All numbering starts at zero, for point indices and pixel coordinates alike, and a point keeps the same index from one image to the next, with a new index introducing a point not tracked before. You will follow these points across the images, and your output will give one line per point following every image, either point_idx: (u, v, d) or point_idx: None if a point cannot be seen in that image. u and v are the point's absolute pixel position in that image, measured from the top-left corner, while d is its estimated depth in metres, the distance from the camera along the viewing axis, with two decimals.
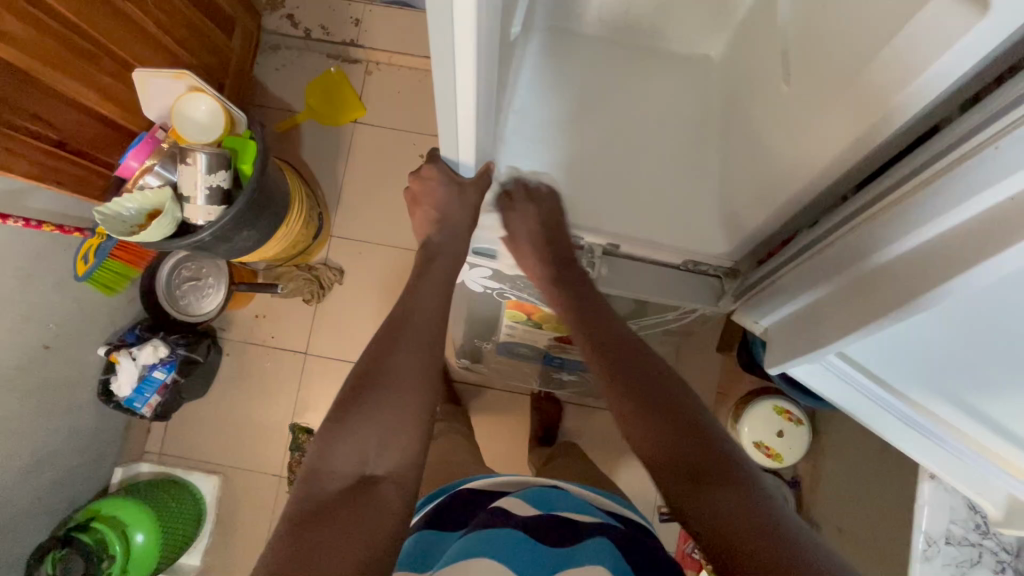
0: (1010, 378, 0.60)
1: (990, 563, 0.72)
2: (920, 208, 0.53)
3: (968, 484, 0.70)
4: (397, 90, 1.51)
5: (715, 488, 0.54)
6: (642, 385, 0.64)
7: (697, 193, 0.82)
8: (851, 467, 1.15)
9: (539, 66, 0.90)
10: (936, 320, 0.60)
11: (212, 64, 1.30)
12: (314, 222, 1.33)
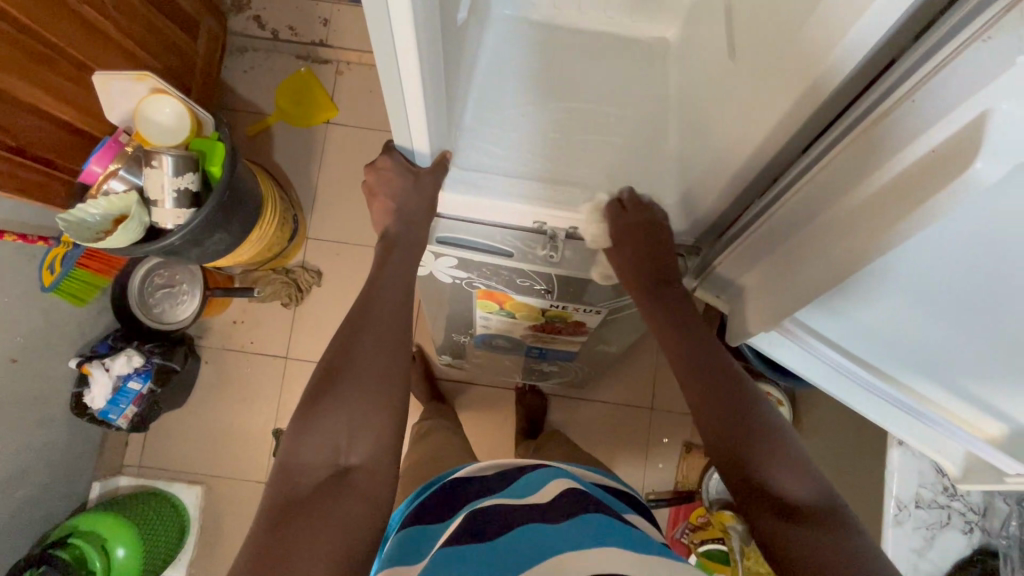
0: (976, 346, 0.60)
1: (959, 523, 0.73)
2: (852, 170, 0.52)
3: (930, 446, 0.70)
4: (368, 89, 1.50)
5: (786, 496, 0.59)
6: (731, 406, 0.66)
7: (658, 168, 0.82)
8: (826, 443, 1.19)
9: (502, 56, 0.90)
10: (901, 284, 0.58)
11: (177, 67, 1.28)
12: (289, 224, 1.32)
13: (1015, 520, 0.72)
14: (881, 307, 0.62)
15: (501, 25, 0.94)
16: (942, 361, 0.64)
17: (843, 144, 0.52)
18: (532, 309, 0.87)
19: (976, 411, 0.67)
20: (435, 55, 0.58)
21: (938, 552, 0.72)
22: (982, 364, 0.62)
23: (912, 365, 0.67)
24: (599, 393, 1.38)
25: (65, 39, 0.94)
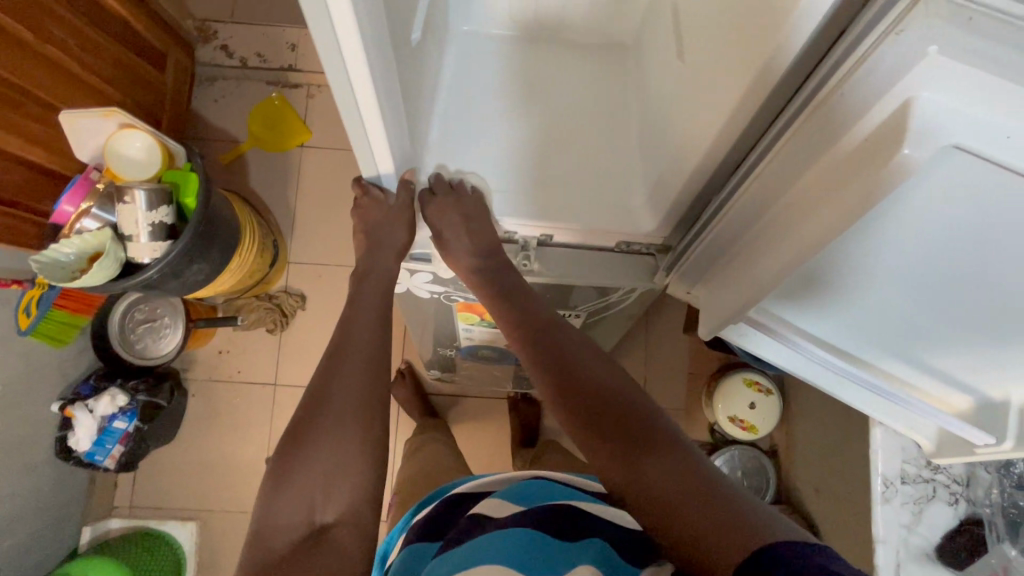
0: (936, 325, 0.62)
1: (944, 495, 0.74)
2: (795, 164, 0.54)
3: (901, 421, 0.73)
4: (341, 110, 1.51)
5: (646, 463, 0.54)
6: (564, 364, 0.64)
7: (622, 174, 0.85)
8: (817, 428, 1.20)
9: (468, 73, 0.93)
10: (864, 272, 0.60)
11: (146, 100, 1.28)
12: (269, 249, 1.31)
13: (997, 488, 0.72)
14: (835, 291, 0.65)
15: (464, 41, 0.96)
16: (906, 339, 0.67)
17: (787, 135, 0.54)
18: None
19: (947, 386, 0.69)
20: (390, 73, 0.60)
21: (927, 525, 0.74)
22: (944, 340, 0.64)
23: (878, 344, 0.70)
24: None
25: (30, 80, 0.94)
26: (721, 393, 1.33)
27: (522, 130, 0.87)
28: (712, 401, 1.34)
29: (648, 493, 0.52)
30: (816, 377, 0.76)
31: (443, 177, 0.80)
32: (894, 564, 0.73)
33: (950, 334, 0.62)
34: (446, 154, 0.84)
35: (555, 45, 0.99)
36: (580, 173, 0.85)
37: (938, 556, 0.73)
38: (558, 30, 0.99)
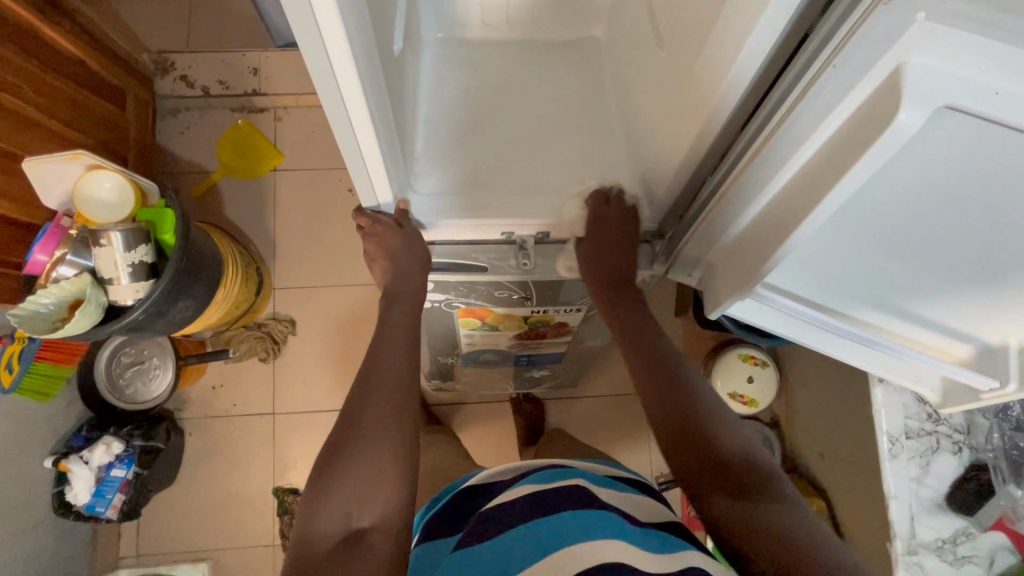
0: (934, 272, 0.63)
1: (948, 445, 0.76)
2: (784, 142, 0.55)
3: (908, 377, 0.73)
4: (311, 130, 1.50)
5: (760, 503, 0.57)
6: (676, 394, 0.67)
7: (606, 166, 0.87)
8: (815, 393, 1.23)
9: (440, 85, 0.94)
10: (858, 226, 0.62)
11: (109, 137, 1.25)
12: (253, 277, 1.29)
13: (997, 432, 0.75)
14: (838, 253, 0.66)
15: (432, 54, 0.98)
16: (905, 293, 0.68)
17: (777, 120, 0.56)
18: (514, 318, 0.88)
19: (947, 338, 0.71)
20: (374, 87, 0.61)
21: (935, 476, 0.76)
22: (943, 289, 0.65)
23: (877, 303, 0.71)
24: (593, 388, 1.39)
25: None
26: (719, 370, 1.35)
27: (498, 135, 0.89)
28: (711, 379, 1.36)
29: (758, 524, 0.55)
30: (825, 347, 0.75)
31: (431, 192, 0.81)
32: (909, 518, 0.75)
33: (946, 283, 0.64)
34: (427, 165, 0.84)
35: (522, 48, 1.00)
36: (562, 171, 0.86)
37: (948, 505, 0.75)
38: (522, 33, 1.01)
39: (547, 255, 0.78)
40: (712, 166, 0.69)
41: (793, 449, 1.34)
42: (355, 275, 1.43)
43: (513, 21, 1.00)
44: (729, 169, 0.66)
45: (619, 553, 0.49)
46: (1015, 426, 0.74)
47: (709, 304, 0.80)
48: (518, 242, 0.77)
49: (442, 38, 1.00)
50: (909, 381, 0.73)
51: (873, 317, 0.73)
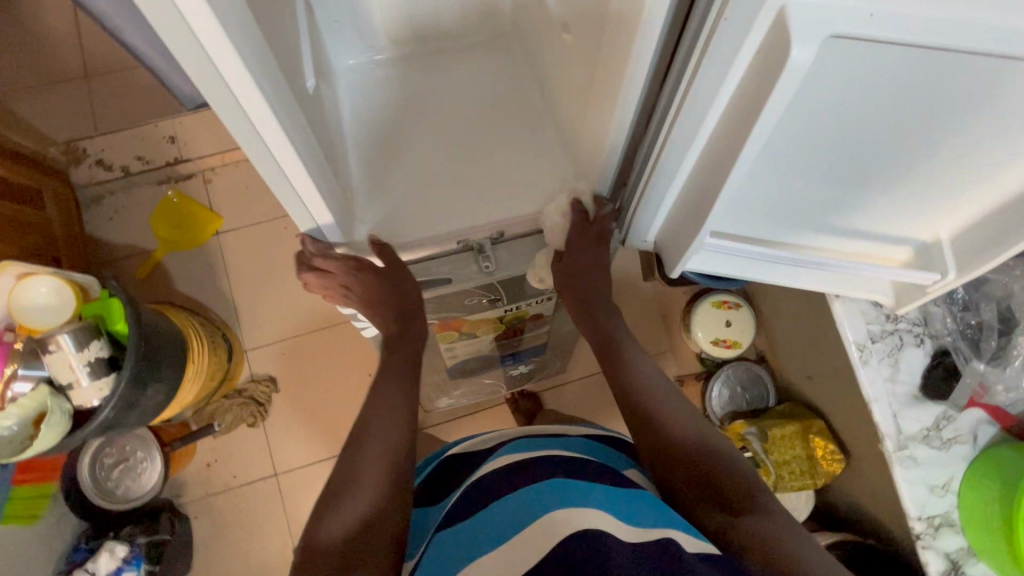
0: (863, 189, 0.65)
1: (911, 340, 0.80)
2: (698, 95, 0.56)
3: (861, 289, 0.76)
4: (244, 185, 1.47)
5: (747, 516, 0.59)
6: (661, 417, 0.71)
7: (542, 159, 0.88)
8: (789, 321, 1.28)
9: (357, 112, 0.94)
10: (783, 164, 0.63)
11: (35, 240, 1.20)
12: (222, 345, 1.27)
13: (949, 317, 0.79)
14: (777, 191, 0.67)
15: (345, 85, 0.97)
16: (845, 214, 0.70)
17: (689, 83, 0.57)
18: (491, 323, 0.90)
19: (891, 244, 0.74)
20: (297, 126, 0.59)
21: (907, 370, 0.79)
22: (876, 203, 0.67)
23: (822, 227, 0.73)
24: (584, 368, 1.41)
25: None
26: (697, 321, 1.39)
27: (428, 149, 0.89)
28: (691, 332, 1.40)
29: (746, 532, 0.57)
30: (782, 281, 0.77)
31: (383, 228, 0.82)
32: (891, 415, 0.79)
33: (875, 197, 0.66)
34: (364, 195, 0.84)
35: (428, 58, 1.00)
36: (498, 173, 0.87)
37: (924, 393, 0.78)
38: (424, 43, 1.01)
39: (507, 255, 0.78)
40: (638, 132, 0.69)
41: (784, 378, 1.38)
42: (325, 317, 1.41)
43: (415, 32, 0.99)
44: (656, 134, 0.66)
45: (591, 520, 0.51)
46: (963, 307, 0.79)
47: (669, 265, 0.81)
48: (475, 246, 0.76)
49: (349, 67, 0.99)
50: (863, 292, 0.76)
51: (821, 241, 0.75)
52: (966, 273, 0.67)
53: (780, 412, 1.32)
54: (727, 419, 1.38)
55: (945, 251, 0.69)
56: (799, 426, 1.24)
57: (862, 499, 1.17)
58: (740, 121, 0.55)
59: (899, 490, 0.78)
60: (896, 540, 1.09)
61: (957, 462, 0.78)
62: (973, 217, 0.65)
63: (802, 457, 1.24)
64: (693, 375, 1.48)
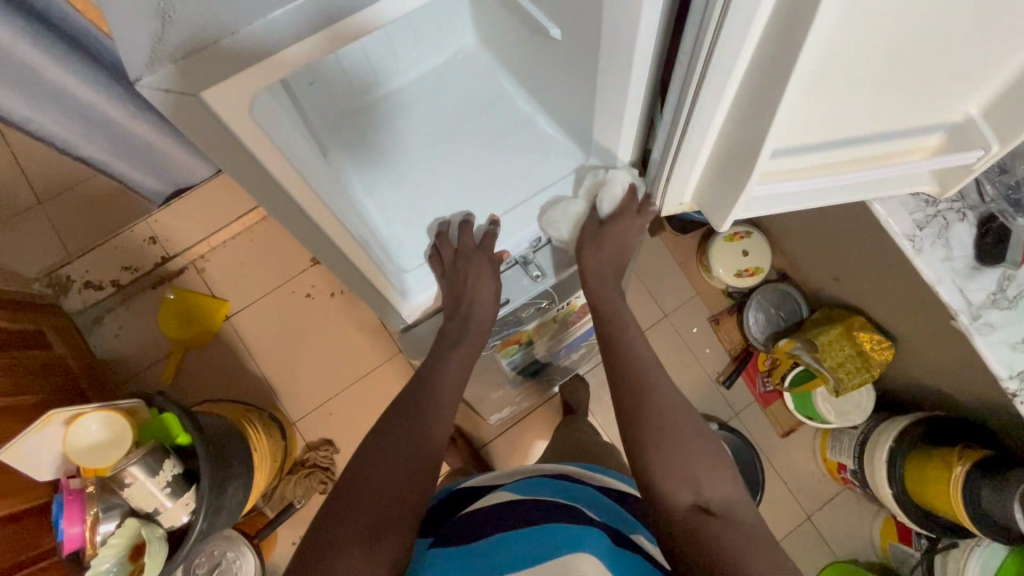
0: (901, 88, 0.61)
1: (955, 215, 0.83)
2: (719, 63, 0.55)
3: (908, 184, 0.75)
4: (240, 261, 1.44)
5: (718, 525, 0.55)
6: (651, 396, 0.66)
7: (551, 157, 0.86)
8: (807, 233, 1.30)
9: (365, 171, 0.86)
10: (815, 92, 0.59)
11: (55, 380, 1.16)
12: (272, 422, 1.25)
13: (986, 185, 0.82)
14: (805, 114, 0.63)
15: (342, 143, 0.86)
16: (876, 117, 0.65)
17: (713, 32, 0.51)
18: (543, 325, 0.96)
19: (930, 132, 0.69)
20: None
21: (958, 246, 0.82)
22: (920, 94, 0.62)
23: (856, 137, 0.68)
24: None
25: None
26: (715, 258, 1.39)
27: (453, 191, 0.86)
28: (712, 271, 1.41)
29: (720, 540, 0.53)
30: (835, 199, 0.75)
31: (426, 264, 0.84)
32: (959, 291, 0.82)
33: (914, 91, 0.62)
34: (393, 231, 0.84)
35: (416, 90, 0.91)
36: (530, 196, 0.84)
37: (983, 262, 0.81)
38: (406, 76, 0.91)
39: (546, 260, 0.90)
40: (651, 102, 0.69)
41: (812, 288, 1.42)
42: (361, 365, 1.40)
43: (394, 68, 0.89)
44: (681, 96, 0.62)
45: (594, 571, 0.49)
46: (1000, 171, 0.81)
47: (719, 218, 0.79)
48: (520, 260, 0.89)
49: (334, 121, 0.88)
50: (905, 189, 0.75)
51: (854, 152, 0.70)
52: (1009, 143, 0.62)
53: (819, 320, 1.35)
54: (771, 341, 1.40)
55: (981, 127, 0.64)
56: (842, 327, 1.26)
57: (920, 377, 1.21)
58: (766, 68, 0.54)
59: (985, 358, 0.81)
60: (965, 405, 1.14)
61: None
62: (1005, 86, 0.61)
63: (854, 354, 1.24)
64: (724, 310, 1.49)
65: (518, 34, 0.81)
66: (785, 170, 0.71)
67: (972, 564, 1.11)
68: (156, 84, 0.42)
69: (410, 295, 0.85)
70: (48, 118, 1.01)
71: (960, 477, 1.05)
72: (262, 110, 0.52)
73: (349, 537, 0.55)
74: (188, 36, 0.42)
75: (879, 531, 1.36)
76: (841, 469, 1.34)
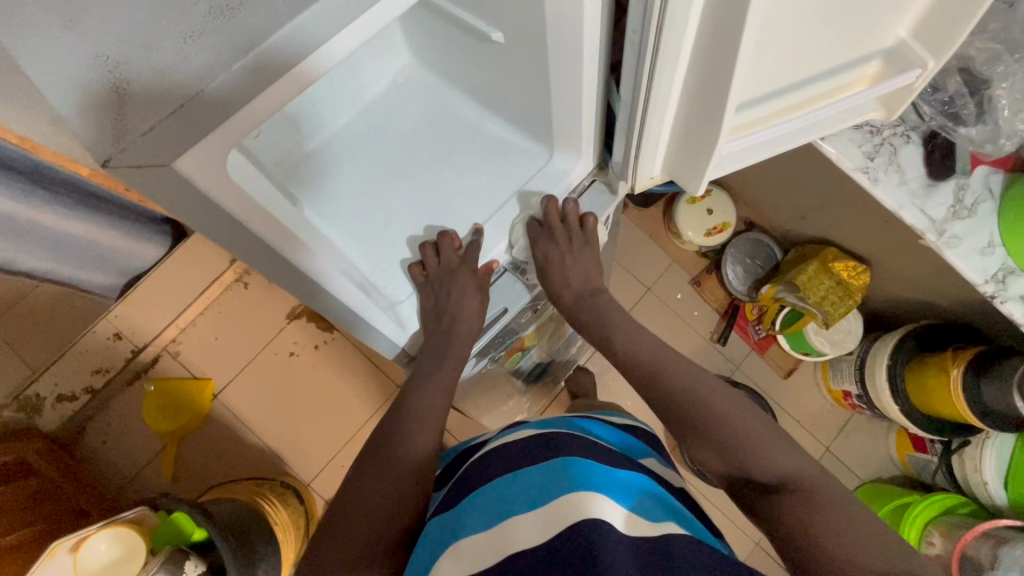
0: (840, 19, 0.59)
1: (900, 139, 0.87)
2: (667, 50, 0.53)
3: (859, 115, 0.73)
4: (214, 335, 1.39)
5: (787, 496, 0.50)
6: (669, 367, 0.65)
7: (517, 161, 0.81)
8: (765, 180, 1.33)
9: (329, 214, 0.77)
10: (766, 38, 0.56)
11: (54, 505, 1.10)
12: (287, 489, 1.22)
13: (925, 105, 0.84)
14: (762, 61, 0.59)
15: (299, 189, 0.76)
16: (818, 57, 0.63)
17: (658, 20, 0.50)
18: (544, 327, 0.95)
19: (866, 57, 0.68)
20: (292, 267, 0.56)
21: (911, 165, 0.86)
22: (857, 20, 0.61)
23: (805, 77, 0.65)
24: None
25: None
26: (682, 223, 1.39)
27: (430, 213, 0.79)
28: (682, 236, 1.41)
29: (789, 516, 0.49)
30: (798, 140, 0.72)
31: (405, 292, 0.78)
32: (920, 212, 0.85)
33: (852, 17, 0.60)
34: (378, 274, 0.76)
35: (361, 130, 0.83)
36: (510, 196, 0.78)
37: (936, 177, 0.86)
38: (351, 108, 0.83)
39: (538, 258, 0.84)
40: (603, 93, 0.67)
41: (780, 230, 1.45)
42: (364, 408, 1.38)
43: (331, 111, 0.81)
44: (636, 79, 0.59)
45: (595, 512, 0.45)
46: (933, 90, 0.83)
47: (690, 185, 0.74)
48: (510, 266, 0.82)
49: (287, 171, 0.77)
50: (859, 118, 0.73)
51: (802, 96, 0.68)
52: (944, 57, 0.63)
53: (795, 259, 1.37)
54: (754, 290, 1.42)
55: (915, 47, 0.65)
56: (817, 262, 1.28)
57: (898, 290, 1.25)
58: (706, 53, 0.53)
59: (959, 268, 0.85)
60: (949, 311, 1.18)
61: (989, 218, 0.85)
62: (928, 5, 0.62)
63: (834, 286, 1.26)
64: (702, 270, 1.51)
65: (463, 46, 0.74)
66: (750, 122, 0.67)
67: (987, 457, 1.15)
68: (127, 162, 0.38)
69: (408, 322, 0.78)
70: (10, 246, 0.91)
71: (957, 379, 1.09)
72: (233, 163, 0.47)
73: (353, 535, 0.55)
74: (156, 106, 0.37)
75: (894, 445, 1.39)
76: (847, 395, 1.37)
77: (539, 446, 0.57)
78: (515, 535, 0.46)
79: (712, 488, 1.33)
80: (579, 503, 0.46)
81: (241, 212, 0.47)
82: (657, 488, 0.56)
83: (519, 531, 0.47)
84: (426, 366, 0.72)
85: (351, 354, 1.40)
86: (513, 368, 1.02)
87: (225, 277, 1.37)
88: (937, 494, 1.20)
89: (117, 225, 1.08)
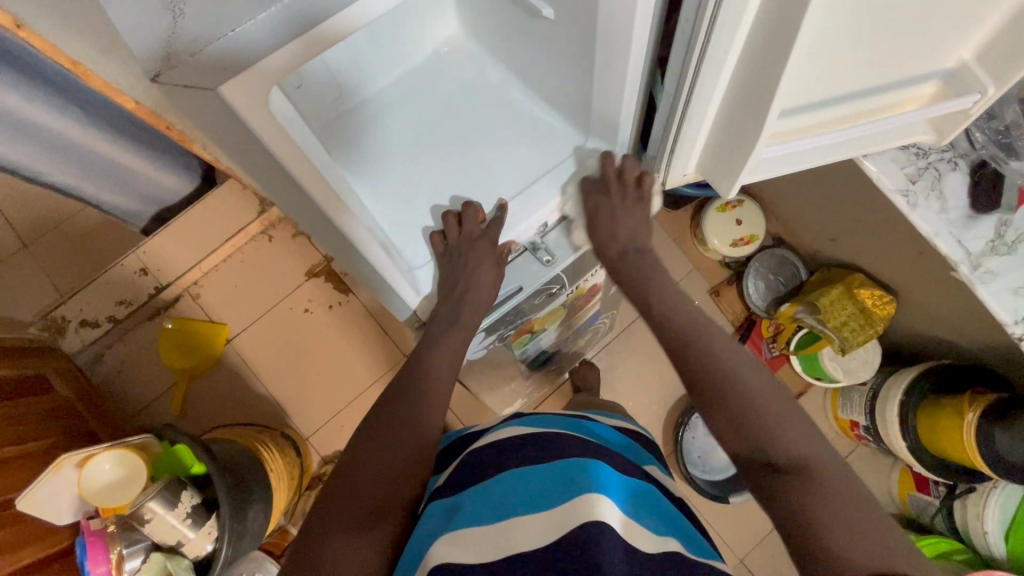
0: (903, 31, 0.57)
1: (947, 166, 0.84)
2: (724, 42, 0.52)
3: (904, 137, 0.70)
4: (235, 282, 1.42)
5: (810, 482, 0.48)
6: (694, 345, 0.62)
7: (549, 143, 0.81)
8: (801, 196, 1.30)
9: (359, 172, 0.78)
10: (821, 42, 0.54)
11: (67, 423, 1.15)
12: (285, 441, 1.25)
13: (977, 133, 0.82)
14: (811, 65, 0.57)
15: (334, 145, 0.78)
16: (874, 69, 0.61)
17: (709, 15, 0.49)
18: (554, 314, 0.95)
19: (923, 76, 0.66)
20: (316, 214, 0.57)
21: (954, 195, 0.84)
22: (920, 34, 0.59)
23: (857, 89, 0.63)
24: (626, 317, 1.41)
25: None
26: (709, 230, 1.37)
27: (456, 183, 0.79)
28: (708, 243, 1.39)
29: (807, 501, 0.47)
30: (842, 154, 0.70)
31: (423, 257, 0.79)
32: (956, 243, 0.83)
33: (915, 32, 0.58)
34: (397, 237, 0.77)
35: (400, 93, 0.83)
36: (536, 177, 0.78)
37: (978, 210, 0.83)
38: (395, 70, 0.83)
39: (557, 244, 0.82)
40: (647, 85, 0.66)
41: (810, 250, 1.41)
42: (370, 373, 1.40)
43: (378, 67, 0.81)
44: (681, 74, 0.58)
45: (603, 514, 0.46)
46: (988, 117, 0.80)
47: (722, 186, 0.73)
48: (528, 247, 0.81)
49: (323, 127, 0.79)
50: (902, 140, 0.70)
51: (852, 108, 0.66)
52: (1006, 83, 0.60)
53: (819, 281, 1.34)
54: (774, 307, 1.39)
55: (976, 71, 0.62)
56: (842, 287, 1.24)
57: (924, 325, 1.21)
58: (757, 53, 0.52)
59: (988, 305, 0.82)
60: (974, 352, 1.14)
61: None
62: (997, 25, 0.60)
63: (858, 313, 1.23)
64: (723, 281, 1.48)
65: (511, 19, 0.74)
66: (793, 129, 0.66)
67: (992, 506, 1.12)
68: (172, 78, 0.39)
69: (421, 287, 0.79)
70: (45, 152, 0.95)
71: (972, 424, 1.05)
72: (278, 103, 0.48)
73: (354, 502, 0.55)
74: (206, 27, 0.38)
75: (897, 483, 1.35)
76: (854, 427, 1.34)
77: (545, 442, 0.57)
78: (519, 534, 0.47)
79: (702, 499, 1.32)
80: (588, 502, 0.47)
81: (275, 151, 0.48)
82: (659, 499, 0.55)
83: (525, 530, 0.47)
84: (434, 334, 0.73)
85: (363, 320, 1.42)
86: (520, 350, 1.02)
87: (252, 227, 1.40)
88: (934, 537, 1.17)
89: (147, 153, 1.10)
